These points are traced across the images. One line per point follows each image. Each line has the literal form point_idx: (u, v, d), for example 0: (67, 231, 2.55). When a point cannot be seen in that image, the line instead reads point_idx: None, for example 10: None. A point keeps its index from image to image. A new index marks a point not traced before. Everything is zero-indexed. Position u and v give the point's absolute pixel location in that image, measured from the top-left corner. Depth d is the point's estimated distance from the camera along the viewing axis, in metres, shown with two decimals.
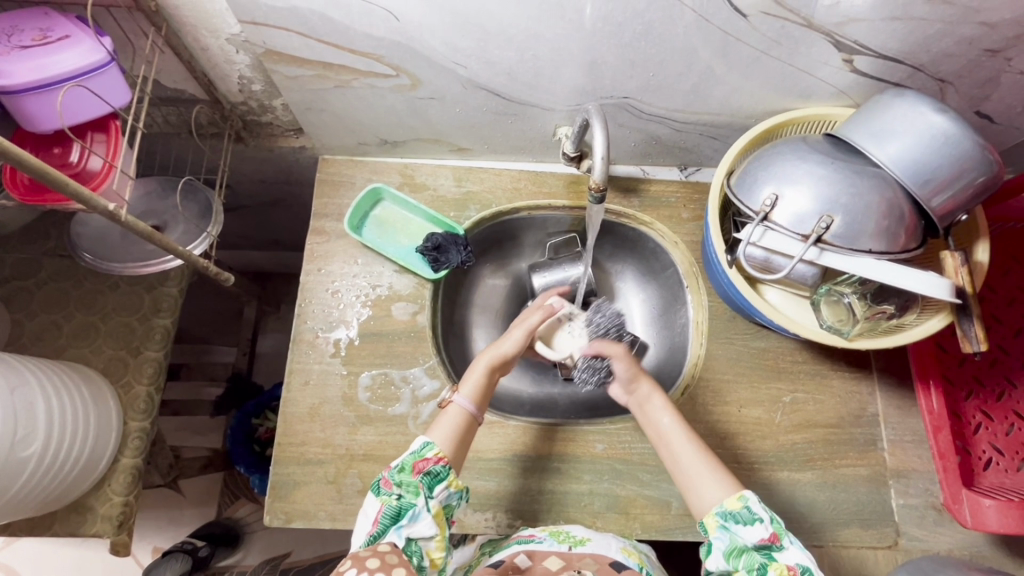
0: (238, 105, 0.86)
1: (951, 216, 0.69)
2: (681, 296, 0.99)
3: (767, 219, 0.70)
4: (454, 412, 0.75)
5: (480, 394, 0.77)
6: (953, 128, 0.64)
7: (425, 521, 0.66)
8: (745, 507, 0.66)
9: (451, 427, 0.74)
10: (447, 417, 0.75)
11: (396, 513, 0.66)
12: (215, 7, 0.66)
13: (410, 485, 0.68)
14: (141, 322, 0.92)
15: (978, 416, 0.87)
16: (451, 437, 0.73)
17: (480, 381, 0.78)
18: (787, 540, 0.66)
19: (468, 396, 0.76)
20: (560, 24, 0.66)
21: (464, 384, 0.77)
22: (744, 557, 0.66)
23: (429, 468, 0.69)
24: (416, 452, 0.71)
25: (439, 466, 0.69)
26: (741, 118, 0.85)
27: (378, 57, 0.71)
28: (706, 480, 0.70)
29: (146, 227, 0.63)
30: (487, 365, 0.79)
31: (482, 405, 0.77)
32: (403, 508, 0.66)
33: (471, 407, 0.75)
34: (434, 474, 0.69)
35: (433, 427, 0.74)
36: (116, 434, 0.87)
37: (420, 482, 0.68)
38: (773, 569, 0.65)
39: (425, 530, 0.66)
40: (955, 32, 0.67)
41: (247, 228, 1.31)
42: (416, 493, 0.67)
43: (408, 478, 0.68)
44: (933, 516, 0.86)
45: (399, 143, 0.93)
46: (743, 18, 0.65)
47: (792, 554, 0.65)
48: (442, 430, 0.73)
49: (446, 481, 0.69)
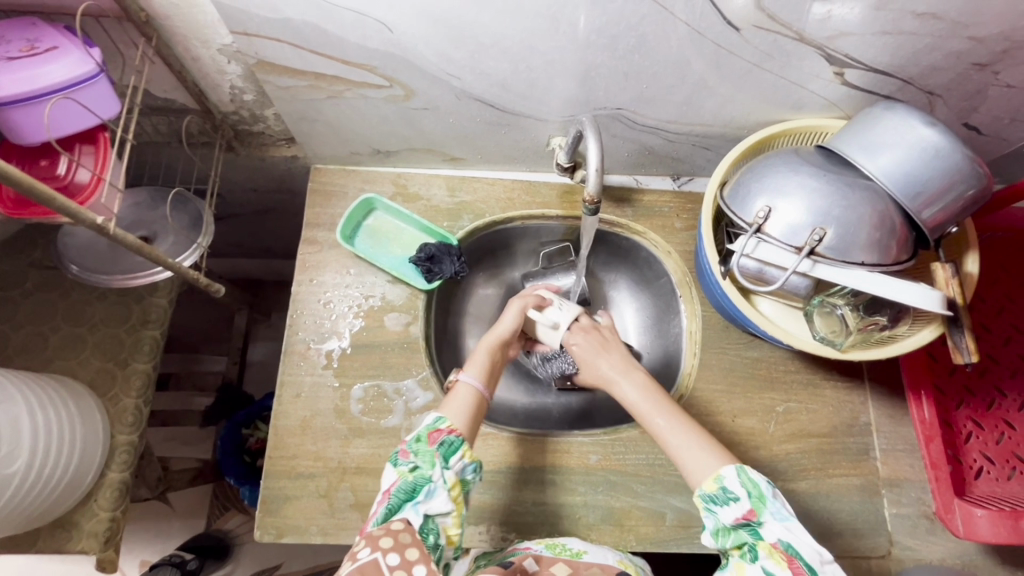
0: (229, 114, 0.85)
1: (942, 228, 0.69)
2: (674, 305, 0.99)
3: (760, 231, 0.70)
4: (463, 392, 0.76)
5: (487, 374, 0.79)
6: (943, 141, 0.65)
7: (441, 497, 0.66)
8: (721, 487, 0.66)
9: (462, 405, 0.74)
10: (458, 396, 0.76)
11: (411, 489, 0.65)
12: (207, 18, 0.65)
13: (426, 455, 0.68)
14: (130, 333, 0.90)
15: (969, 425, 0.87)
16: (466, 413, 0.74)
17: (485, 362, 0.80)
18: (765, 514, 0.64)
19: (474, 374, 0.78)
20: (554, 36, 0.66)
21: (469, 365, 0.79)
22: (732, 535, 0.66)
23: (443, 438, 0.69)
24: (428, 426, 0.71)
25: (454, 437, 0.69)
26: (733, 129, 0.85)
27: (371, 67, 0.71)
28: (695, 457, 0.70)
29: (135, 240, 0.63)
30: (489, 349, 0.81)
31: (490, 384, 0.78)
32: (418, 484, 0.66)
33: (479, 385, 0.77)
34: (449, 444, 0.68)
35: (445, 405, 0.75)
36: (103, 448, 0.85)
37: (436, 452, 0.68)
38: (761, 548, 0.63)
39: (441, 507, 0.66)
40: (944, 46, 0.68)
41: (237, 236, 1.30)
42: (432, 464, 0.67)
43: (425, 447, 0.68)
44: (925, 526, 0.86)
45: (392, 153, 0.93)
46: (735, 31, 0.66)
47: (772, 529, 0.63)
48: (453, 407, 0.74)
49: (460, 453, 0.68)
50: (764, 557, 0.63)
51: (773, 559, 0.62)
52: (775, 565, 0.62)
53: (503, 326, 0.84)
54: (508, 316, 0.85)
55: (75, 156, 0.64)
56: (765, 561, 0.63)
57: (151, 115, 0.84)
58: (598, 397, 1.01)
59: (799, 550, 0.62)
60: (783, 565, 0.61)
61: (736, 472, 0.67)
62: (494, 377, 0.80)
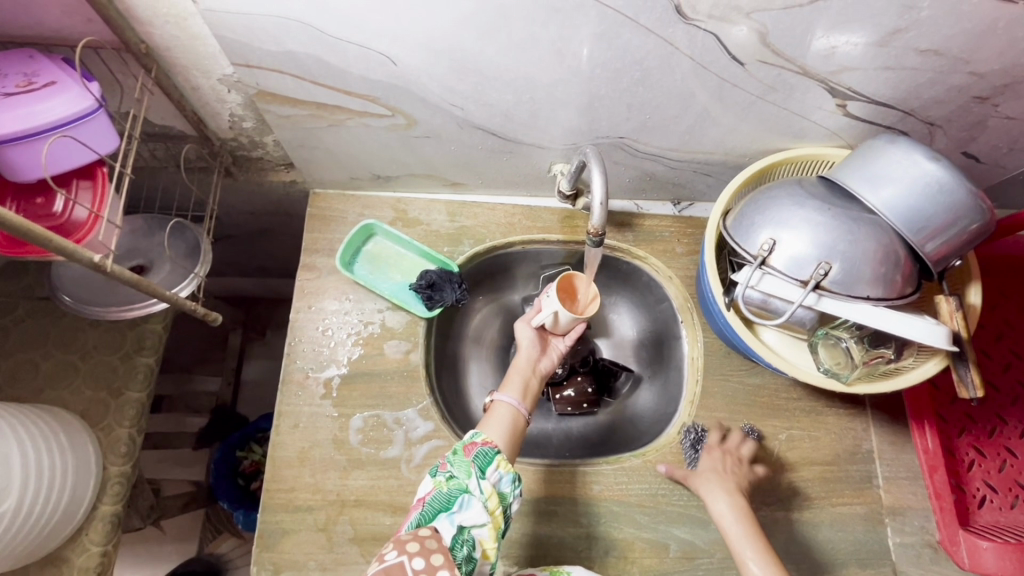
0: (228, 141, 0.84)
1: (945, 260, 0.69)
2: (675, 331, 0.98)
3: (764, 264, 0.70)
4: (502, 410, 0.77)
5: (521, 393, 0.80)
6: (947, 176, 0.64)
7: (476, 508, 0.65)
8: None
9: (502, 423, 0.75)
10: (498, 415, 0.76)
11: (446, 500, 0.65)
12: (207, 49, 0.65)
13: (463, 465, 0.68)
14: (123, 361, 0.89)
15: (971, 453, 0.87)
16: (506, 430, 0.74)
17: (519, 383, 0.82)
18: None
19: (510, 394, 0.79)
20: (559, 69, 0.66)
21: (505, 387, 0.81)
22: None
23: (479, 450, 0.69)
24: (467, 439, 0.71)
25: (489, 448, 0.69)
26: (735, 157, 0.85)
27: (374, 98, 0.70)
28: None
29: (132, 276, 0.61)
30: (521, 372, 0.83)
31: (527, 402, 0.79)
32: (453, 494, 0.65)
33: (517, 403, 0.78)
34: (484, 455, 0.68)
35: (485, 424, 0.75)
36: (95, 480, 0.83)
37: (472, 462, 0.68)
38: None
39: (476, 518, 0.64)
40: (945, 81, 0.68)
41: (233, 256, 1.28)
42: (468, 475, 0.67)
43: (462, 458, 0.68)
44: (930, 555, 0.84)
45: (393, 178, 0.92)
46: (739, 66, 0.66)
47: None
48: (493, 426, 0.74)
49: (496, 463, 0.68)
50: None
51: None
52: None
53: (525, 348, 0.87)
54: (525, 337, 0.88)
55: (72, 193, 0.64)
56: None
57: (148, 141, 0.83)
58: (598, 422, 1.00)
59: None
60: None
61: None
62: (531, 396, 0.81)
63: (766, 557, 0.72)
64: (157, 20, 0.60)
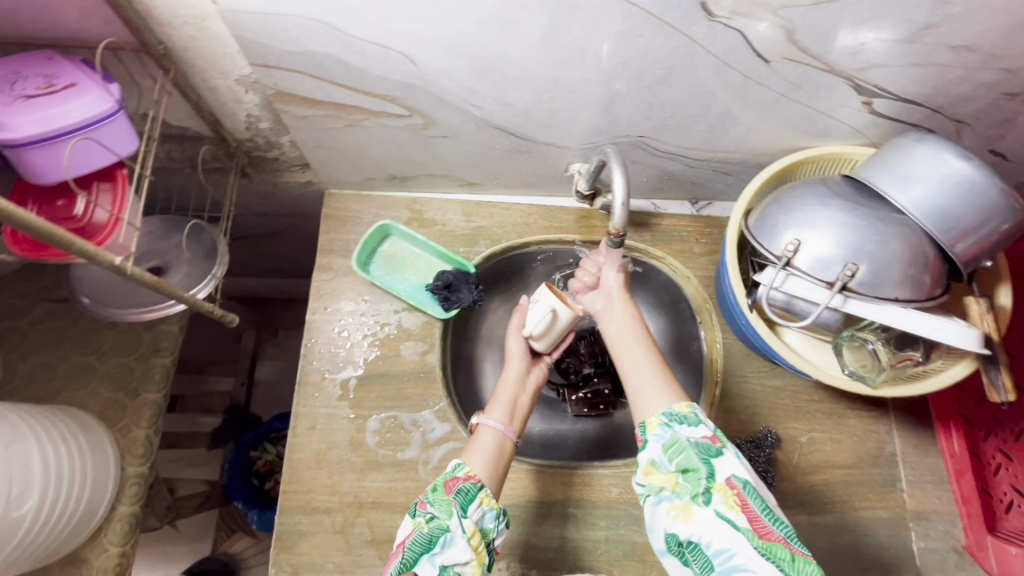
0: (244, 142, 0.84)
1: (976, 261, 0.68)
2: (692, 332, 0.95)
3: (789, 265, 0.69)
4: (488, 436, 0.72)
5: (509, 414, 0.75)
6: (979, 175, 0.63)
7: (459, 547, 0.62)
8: (692, 410, 0.65)
9: (486, 452, 0.71)
10: (481, 442, 0.72)
11: (426, 541, 0.62)
12: (226, 50, 0.64)
13: (443, 504, 0.65)
14: (140, 362, 0.89)
15: (998, 457, 0.85)
16: (490, 460, 0.70)
17: (507, 402, 0.76)
18: (727, 447, 0.63)
19: (497, 416, 0.74)
20: (580, 68, 0.65)
21: (492, 407, 0.75)
22: (682, 455, 0.62)
23: (460, 486, 0.66)
24: (448, 473, 0.68)
25: (470, 484, 0.66)
26: (756, 155, 0.84)
27: (392, 98, 0.69)
28: (653, 389, 0.68)
29: (152, 278, 0.61)
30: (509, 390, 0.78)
31: (515, 425, 0.74)
32: (433, 535, 0.63)
33: (504, 428, 0.73)
34: (465, 492, 0.66)
35: (469, 452, 0.71)
36: (113, 481, 0.83)
37: (453, 500, 0.65)
38: (716, 490, 0.60)
39: (459, 556, 0.62)
40: (975, 77, 0.67)
41: (247, 257, 1.28)
42: (449, 514, 0.63)
43: (442, 496, 0.65)
44: (955, 561, 0.83)
45: (408, 178, 0.92)
46: (764, 63, 0.64)
47: (728, 464, 0.61)
48: (477, 455, 0.70)
49: (479, 499, 0.66)
50: (718, 502, 0.59)
51: (729, 504, 0.59)
52: (731, 511, 0.58)
53: (513, 362, 0.81)
54: (515, 348, 0.82)
55: (92, 195, 0.64)
56: (718, 505, 0.59)
57: (165, 142, 0.83)
58: (615, 425, 0.98)
59: (755, 488, 0.60)
60: (737, 510, 0.59)
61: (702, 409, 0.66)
62: (520, 417, 0.76)
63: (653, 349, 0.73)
64: (176, 21, 0.60)
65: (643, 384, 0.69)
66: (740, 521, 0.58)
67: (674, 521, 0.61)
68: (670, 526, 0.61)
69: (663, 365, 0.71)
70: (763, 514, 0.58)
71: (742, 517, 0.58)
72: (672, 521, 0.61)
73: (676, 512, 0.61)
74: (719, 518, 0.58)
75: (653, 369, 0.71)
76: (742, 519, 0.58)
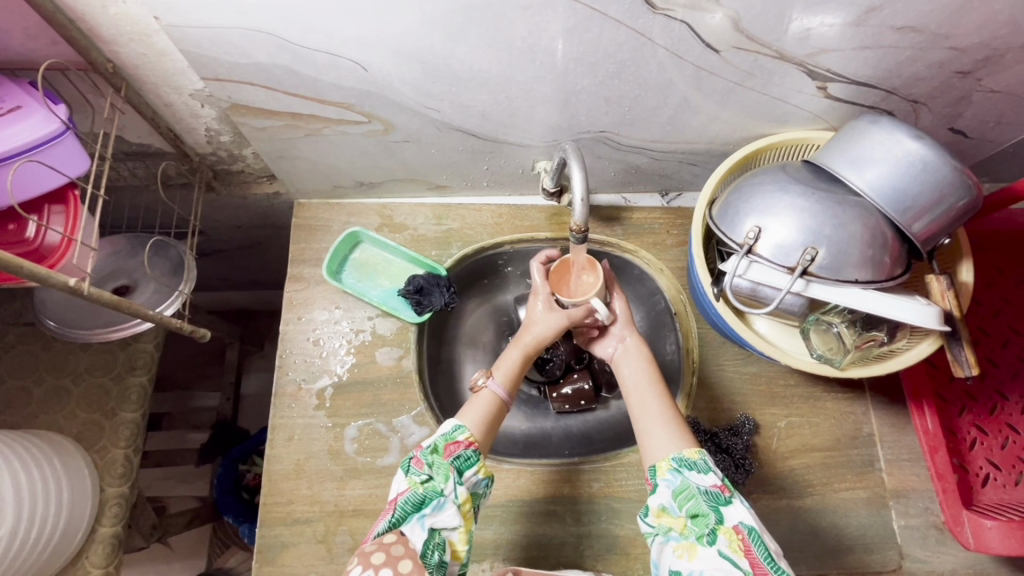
0: (207, 156, 0.84)
1: (934, 239, 0.69)
2: (667, 323, 0.95)
3: (751, 252, 0.69)
4: (486, 396, 0.73)
5: (513, 381, 0.75)
6: (930, 155, 0.64)
7: (449, 511, 0.62)
8: (702, 457, 0.65)
9: (481, 411, 0.71)
10: (479, 401, 0.72)
11: (420, 500, 0.62)
12: (176, 66, 0.64)
13: (442, 467, 0.64)
14: (117, 382, 0.88)
15: (973, 431, 0.86)
16: (484, 419, 0.70)
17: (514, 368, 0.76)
18: (735, 497, 0.63)
19: (502, 382, 0.74)
20: (533, 66, 0.65)
21: (498, 370, 0.75)
22: (691, 501, 0.63)
23: (460, 452, 0.66)
24: (446, 435, 0.68)
25: (470, 451, 0.66)
26: (719, 145, 0.85)
27: (348, 105, 0.69)
28: (661, 433, 0.69)
29: (110, 296, 0.61)
30: (521, 350, 0.78)
31: (514, 391, 0.75)
32: (427, 496, 0.62)
33: (503, 392, 0.73)
34: (465, 458, 0.66)
35: (464, 410, 0.71)
36: (92, 502, 0.82)
37: (451, 464, 0.65)
38: (722, 533, 0.61)
39: (448, 521, 0.62)
40: (926, 57, 0.67)
41: (224, 270, 1.28)
42: (446, 478, 0.63)
43: (441, 459, 0.65)
44: (934, 536, 0.84)
45: (376, 184, 0.92)
46: (715, 53, 0.65)
47: (737, 512, 0.62)
48: (471, 412, 0.71)
49: (476, 467, 0.66)
50: (723, 543, 0.61)
51: (732, 547, 0.60)
52: (733, 552, 0.60)
53: (539, 328, 0.79)
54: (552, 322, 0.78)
55: (44, 218, 0.64)
56: (722, 546, 0.61)
57: (127, 160, 0.83)
58: (598, 419, 0.99)
59: (761, 536, 0.61)
60: (740, 554, 0.60)
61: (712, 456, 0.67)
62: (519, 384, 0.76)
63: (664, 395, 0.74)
64: (123, 39, 0.60)
65: (651, 427, 0.70)
66: (741, 563, 0.59)
67: (678, 560, 0.62)
68: (674, 564, 0.63)
69: (672, 413, 0.71)
70: (765, 560, 0.59)
71: (744, 560, 0.59)
72: (676, 559, 0.62)
73: (681, 552, 0.63)
74: (722, 559, 0.60)
75: (664, 413, 0.71)
76: (744, 561, 0.59)
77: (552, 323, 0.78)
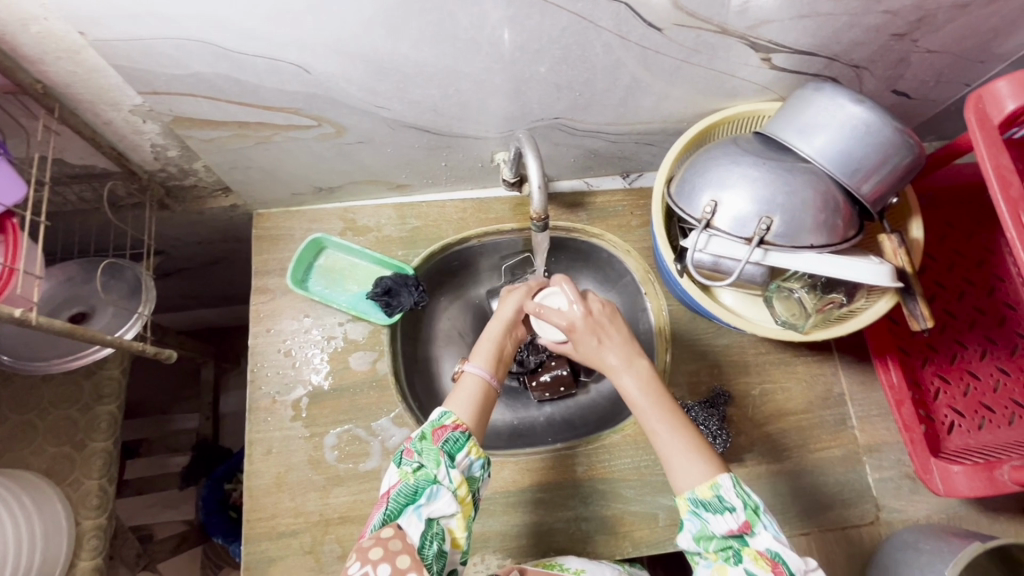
0: (156, 173, 0.82)
1: (882, 199, 0.71)
2: (640, 303, 0.98)
3: (710, 226, 0.70)
4: (471, 382, 0.72)
5: (494, 363, 0.75)
6: (872, 117, 0.65)
7: (445, 499, 0.62)
8: (716, 496, 0.62)
9: (468, 397, 0.71)
10: (463, 387, 0.72)
11: (412, 491, 0.62)
12: (110, 81, 0.62)
13: (431, 453, 0.64)
14: (84, 412, 0.86)
15: (936, 382, 0.89)
16: (472, 405, 0.70)
17: (489, 350, 0.75)
18: (759, 526, 0.62)
19: (481, 364, 0.73)
20: (478, 57, 0.64)
21: (475, 354, 0.75)
22: (714, 541, 0.64)
23: (448, 435, 0.65)
24: (433, 423, 0.68)
25: (458, 433, 0.66)
26: (673, 123, 0.85)
27: (295, 110, 0.68)
28: (680, 466, 0.65)
29: (64, 324, 0.60)
30: (493, 331, 0.77)
31: (498, 372, 0.74)
32: (420, 485, 0.62)
33: (486, 373, 0.73)
34: (454, 441, 0.65)
35: (450, 398, 0.71)
36: (68, 537, 0.80)
37: (441, 449, 0.64)
38: (748, 557, 0.61)
39: (445, 508, 0.62)
40: (862, 22, 0.69)
41: (189, 289, 1.25)
42: (437, 463, 0.63)
43: (430, 445, 0.65)
44: (907, 486, 0.87)
45: (335, 188, 0.90)
46: (658, 31, 0.65)
47: (763, 539, 0.61)
48: (459, 401, 0.70)
49: (467, 449, 0.66)
50: (750, 566, 0.61)
51: (760, 568, 0.60)
52: (761, 572, 0.60)
53: (504, 313, 0.79)
54: (508, 308, 0.80)
55: None
56: (750, 568, 0.60)
57: (71, 183, 0.80)
58: (580, 404, 1.00)
59: (791, 560, 0.60)
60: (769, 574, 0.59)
61: (732, 485, 0.63)
62: (503, 364, 0.76)
63: (668, 425, 0.67)
64: (50, 57, 0.58)
65: (668, 459, 0.66)
66: None
67: None
68: None
69: (686, 440, 0.66)
70: None
71: None
72: None
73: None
74: None
75: (678, 441, 0.66)
76: None
77: (512, 303, 0.80)
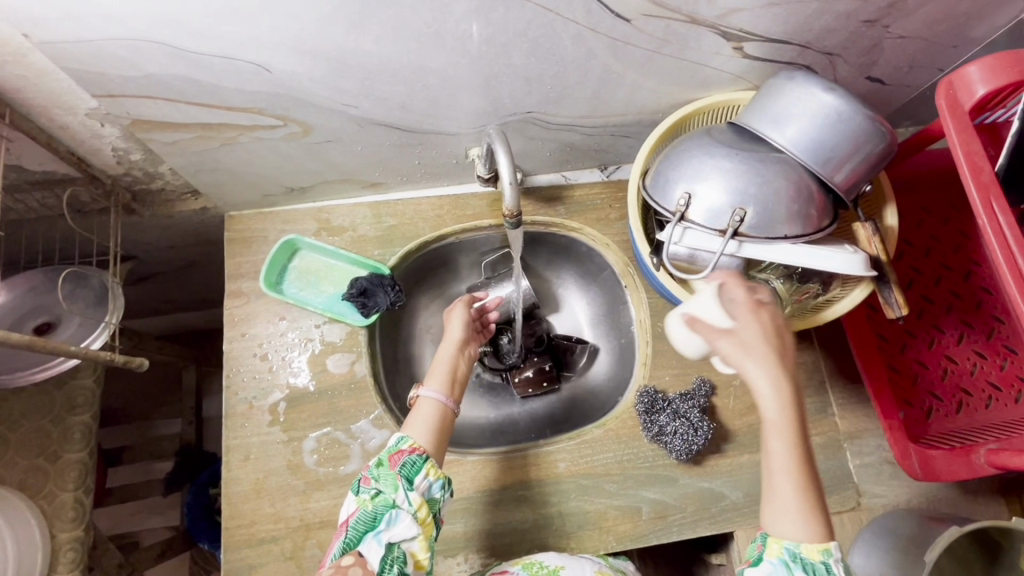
0: (121, 177, 0.80)
1: (856, 186, 0.70)
2: (621, 296, 0.99)
3: (684, 219, 0.70)
4: (428, 407, 0.72)
5: (450, 386, 0.75)
6: (843, 105, 0.65)
7: (404, 522, 0.61)
8: (825, 561, 0.52)
9: (425, 421, 0.71)
10: (420, 413, 0.71)
11: (369, 518, 0.61)
12: (63, 85, 0.60)
13: (388, 478, 0.64)
14: (56, 423, 0.84)
15: (915, 366, 0.89)
16: (429, 428, 0.70)
17: (444, 372, 0.76)
18: None
19: (436, 388, 0.74)
20: (443, 52, 0.63)
21: (430, 378, 0.75)
22: None
23: (405, 459, 0.65)
24: (392, 447, 0.68)
25: (416, 456, 0.66)
26: (648, 114, 0.85)
27: (258, 110, 0.67)
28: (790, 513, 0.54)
29: (23, 337, 0.58)
30: (443, 355, 0.79)
31: (455, 394, 0.75)
32: (378, 512, 0.62)
33: (442, 397, 0.73)
34: (411, 465, 0.65)
35: (407, 424, 0.71)
36: (43, 550, 0.79)
37: (398, 474, 0.64)
38: None
39: (405, 532, 0.61)
40: (832, 9, 0.68)
41: (166, 293, 1.23)
42: (395, 488, 0.63)
43: (387, 471, 0.65)
44: (888, 471, 0.88)
45: (307, 188, 0.88)
46: (626, 22, 0.64)
47: None
48: (415, 425, 0.70)
49: (424, 471, 0.66)
50: None
51: None
52: None
53: (452, 334, 0.81)
54: (456, 328, 0.82)
55: None
56: None
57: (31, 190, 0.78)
58: (564, 399, 1.00)
59: None
60: None
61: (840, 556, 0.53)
62: (458, 385, 0.76)
63: (803, 461, 0.54)
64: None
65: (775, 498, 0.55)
66: None
67: None
68: None
69: (808, 486, 0.54)
70: None
71: None
72: None
73: None
74: None
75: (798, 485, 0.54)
76: None
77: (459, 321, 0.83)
